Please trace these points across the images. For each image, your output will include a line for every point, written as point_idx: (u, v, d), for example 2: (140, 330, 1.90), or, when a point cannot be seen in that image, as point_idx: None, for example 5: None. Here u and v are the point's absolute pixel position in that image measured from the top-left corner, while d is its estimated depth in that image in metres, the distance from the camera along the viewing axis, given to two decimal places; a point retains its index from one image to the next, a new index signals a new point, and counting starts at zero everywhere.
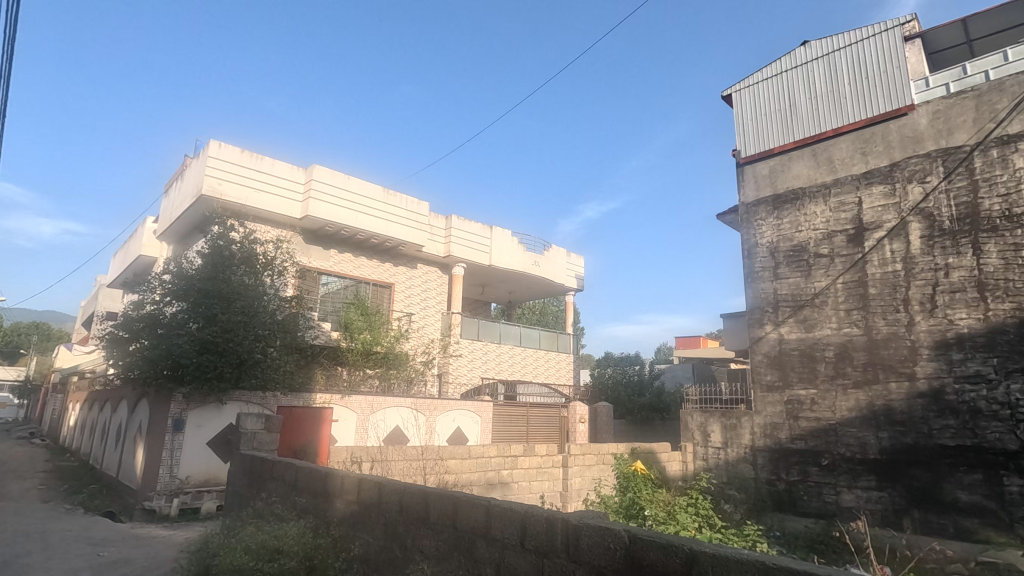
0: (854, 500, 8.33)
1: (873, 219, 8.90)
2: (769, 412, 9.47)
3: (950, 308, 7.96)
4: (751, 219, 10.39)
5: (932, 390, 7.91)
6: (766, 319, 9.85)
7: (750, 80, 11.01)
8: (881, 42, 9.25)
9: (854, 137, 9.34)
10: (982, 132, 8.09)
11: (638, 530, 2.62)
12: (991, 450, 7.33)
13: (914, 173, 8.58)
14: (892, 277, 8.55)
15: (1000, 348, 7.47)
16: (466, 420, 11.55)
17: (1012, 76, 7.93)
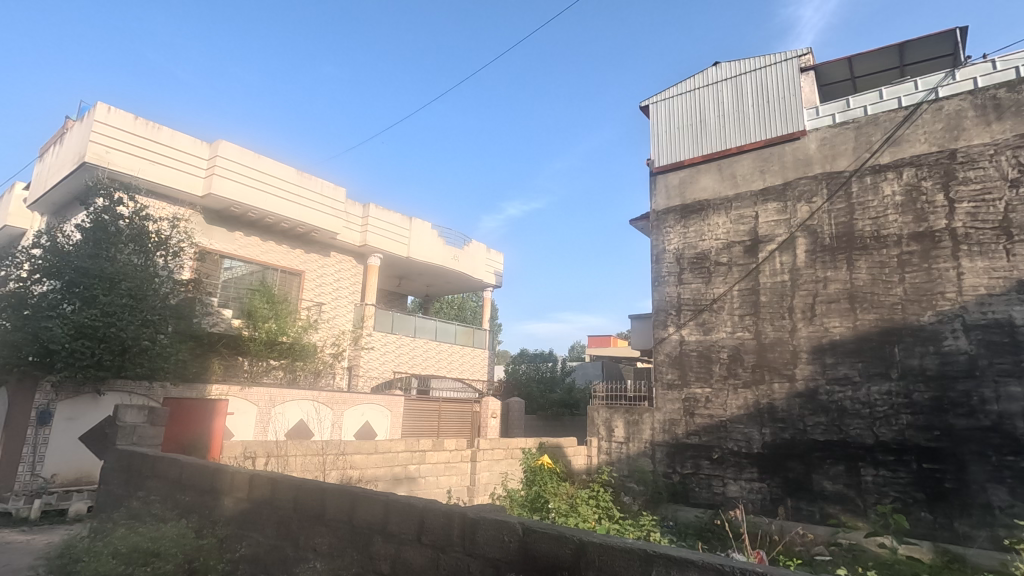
0: (738, 491, 9.03)
1: (767, 233, 9.67)
2: (668, 409, 10.06)
3: (826, 317, 8.82)
4: (661, 227, 10.98)
5: (808, 390, 8.74)
6: (670, 321, 10.45)
7: (666, 93, 11.59)
8: (781, 70, 10.07)
9: (755, 156, 10.10)
10: (859, 161, 9.02)
11: (532, 523, 2.69)
12: (853, 445, 8.21)
13: (803, 193, 9.42)
14: (780, 287, 9.35)
15: (865, 354, 8.39)
16: (375, 414, 11.29)
17: (886, 113, 8.91)
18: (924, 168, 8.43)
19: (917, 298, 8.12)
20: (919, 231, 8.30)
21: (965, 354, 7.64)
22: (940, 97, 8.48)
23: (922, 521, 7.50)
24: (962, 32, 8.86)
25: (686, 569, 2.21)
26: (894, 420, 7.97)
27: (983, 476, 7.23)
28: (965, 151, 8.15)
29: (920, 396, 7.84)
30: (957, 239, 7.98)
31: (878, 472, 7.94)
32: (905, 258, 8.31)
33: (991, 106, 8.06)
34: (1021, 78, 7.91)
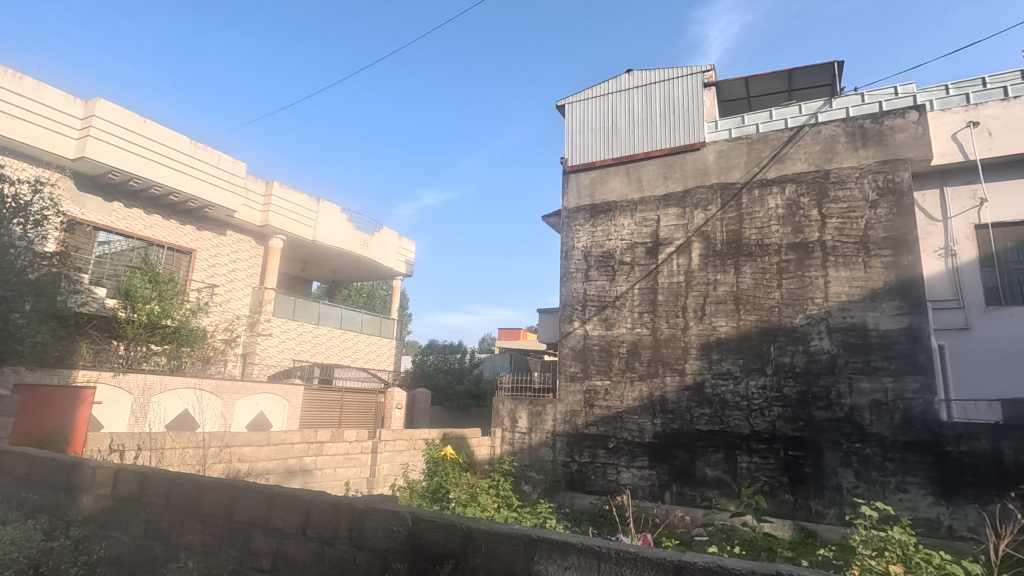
0: (630, 478, 9.56)
1: (667, 236, 10.27)
2: (570, 400, 10.43)
3: (714, 317, 9.54)
4: (571, 224, 11.31)
5: (695, 383, 9.42)
6: (575, 316, 10.81)
7: (582, 95, 11.94)
8: (687, 84, 10.70)
9: (659, 162, 10.67)
10: (750, 174, 9.80)
11: (422, 512, 2.69)
12: (731, 434, 8.95)
13: (700, 201, 10.09)
14: (676, 287, 9.97)
15: (745, 351, 9.17)
16: (271, 405, 10.72)
17: (774, 132, 9.76)
18: (803, 185, 9.32)
19: (791, 302, 9.00)
20: (796, 241, 9.18)
21: (827, 353, 8.59)
22: (819, 122, 9.42)
23: (785, 502, 8.35)
24: (840, 65, 9.90)
25: (566, 551, 2.33)
26: (766, 411, 8.80)
27: (836, 462, 8.18)
28: (837, 172, 9.12)
29: (789, 390, 8.71)
30: (826, 250, 8.93)
31: (751, 458, 8.73)
32: (783, 265, 9.17)
33: (859, 134, 9.08)
34: (883, 112, 8.98)
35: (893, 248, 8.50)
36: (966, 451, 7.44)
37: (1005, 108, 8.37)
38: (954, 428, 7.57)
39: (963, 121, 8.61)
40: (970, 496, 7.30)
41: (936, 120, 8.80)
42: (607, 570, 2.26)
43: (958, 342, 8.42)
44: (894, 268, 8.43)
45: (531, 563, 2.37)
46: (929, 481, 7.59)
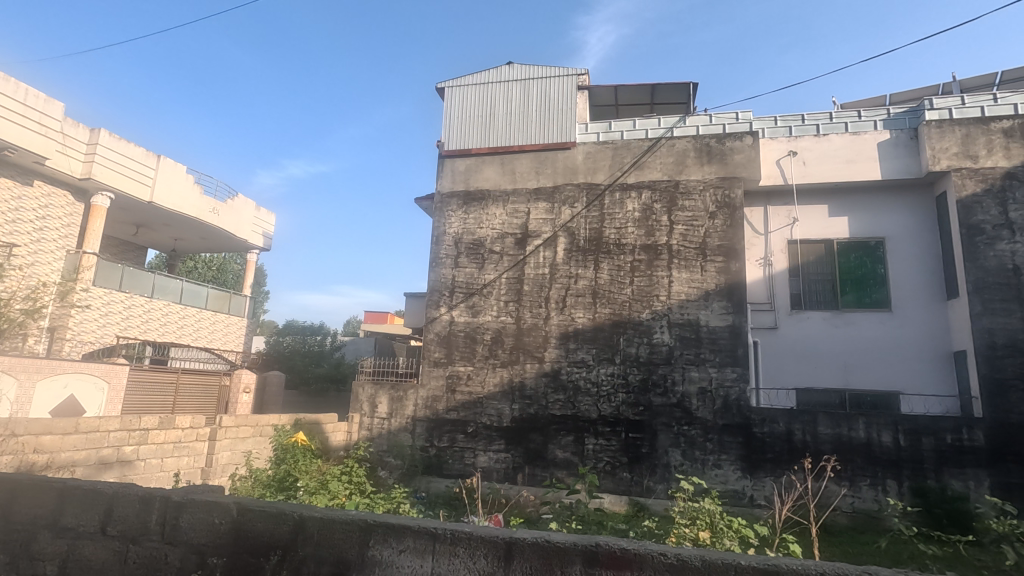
0: (487, 461, 9.82)
1: (535, 229, 10.64)
2: (432, 385, 10.42)
3: (573, 309, 10.10)
4: (443, 209, 11.23)
5: (552, 370, 9.92)
6: (442, 302, 10.78)
7: (462, 80, 11.85)
8: (562, 84, 11.12)
9: (532, 157, 10.98)
10: (613, 177, 10.48)
11: (250, 501, 2.50)
12: (581, 418, 9.58)
13: (567, 198, 10.59)
14: (540, 278, 10.39)
15: (598, 341, 9.85)
16: (85, 388, 9.28)
17: (636, 140, 10.53)
18: (657, 192, 10.20)
19: (640, 298, 9.83)
20: (648, 243, 10.03)
21: (666, 345, 9.53)
22: (674, 137, 10.34)
23: (623, 480, 9.15)
24: (694, 87, 10.95)
25: (401, 535, 2.31)
26: (612, 397, 9.54)
27: (667, 442, 9.13)
28: (685, 183, 10.10)
29: (633, 378, 9.53)
30: (672, 253, 9.88)
31: (597, 440, 9.43)
32: (636, 264, 9.98)
33: (705, 151, 10.13)
34: (726, 134, 10.11)
35: (725, 255, 9.64)
36: (767, 432, 8.72)
37: (816, 143, 9.87)
38: (760, 413, 8.82)
39: (785, 149, 10.00)
40: (768, 470, 8.59)
41: (765, 147, 10.11)
42: (441, 551, 2.28)
43: (768, 339, 9.83)
44: (724, 272, 9.58)
45: (365, 548, 2.32)
46: (739, 458, 8.78)
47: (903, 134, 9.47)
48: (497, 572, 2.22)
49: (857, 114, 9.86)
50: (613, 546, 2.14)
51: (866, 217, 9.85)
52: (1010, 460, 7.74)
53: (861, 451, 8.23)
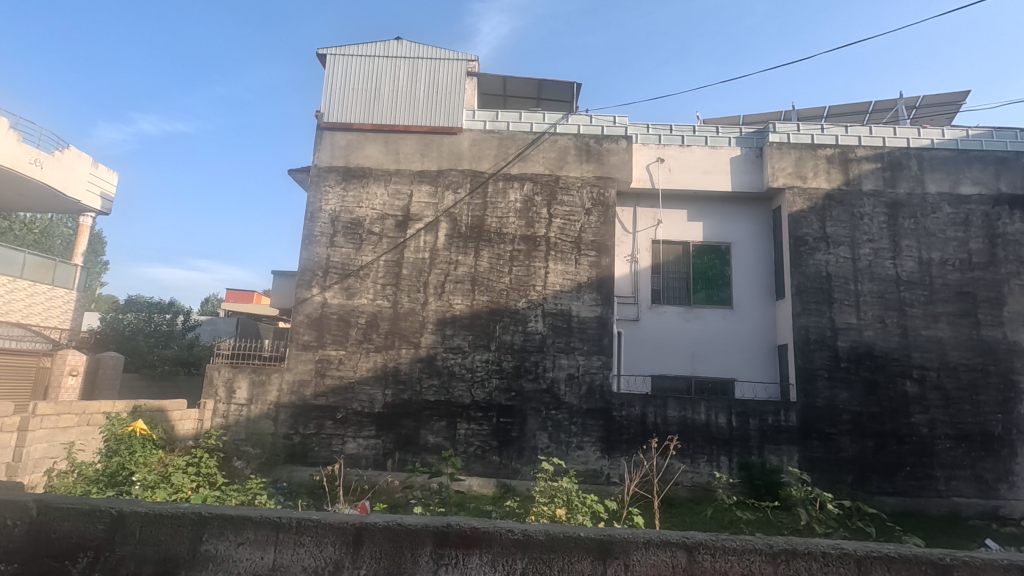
0: (355, 448, 9.54)
1: (417, 212, 10.45)
2: (299, 370, 9.85)
3: (452, 295, 10.10)
4: (319, 183, 10.59)
5: (428, 356, 9.86)
6: (314, 282, 10.21)
7: (346, 49, 11.20)
8: (452, 68, 10.98)
9: (418, 138, 10.74)
10: (497, 167, 10.59)
11: (54, 498, 2.32)
12: (455, 403, 9.66)
13: (452, 183, 10.53)
14: (420, 263, 10.24)
15: (475, 328, 9.96)
16: None
17: (521, 133, 10.72)
18: (538, 185, 10.50)
19: (517, 287, 10.10)
20: (528, 234, 10.31)
21: (540, 334, 9.90)
22: (557, 133, 10.69)
23: (492, 463, 9.40)
24: (578, 88, 11.41)
25: (241, 527, 2.24)
26: (486, 383, 9.72)
27: (536, 426, 9.53)
28: (565, 179, 10.51)
29: (507, 364, 9.79)
30: (549, 245, 10.26)
31: (469, 425, 9.57)
32: (515, 254, 10.22)
33: (585, 150, 10.62)
34: (604, 136, 10.66)
35: (597, 250, 10.23)
36: (625, 415, 9.45)
37: (681, 153, 10.79)
38: (619, 398, 9.53)
39: (654, 156, 10.80)
40: (623, 450, 9.33)
41: (637, 151, 10.82)
42: (284, 541, 2.22)
43: (630, 330, 10.62)
44: (596, 266, 10.16)
45: (197, 544, 2.24)
46: (599, 440, 9.41)
47: (751, 152, 10.68)
48: (345, 560, 2.19)
49: (716, 130, 10.91)
50: (463, 526, 2.19)
51: (718, 223, 11.00)
52: (814, 437, 9.16)
53: (701, 431, 9.25)
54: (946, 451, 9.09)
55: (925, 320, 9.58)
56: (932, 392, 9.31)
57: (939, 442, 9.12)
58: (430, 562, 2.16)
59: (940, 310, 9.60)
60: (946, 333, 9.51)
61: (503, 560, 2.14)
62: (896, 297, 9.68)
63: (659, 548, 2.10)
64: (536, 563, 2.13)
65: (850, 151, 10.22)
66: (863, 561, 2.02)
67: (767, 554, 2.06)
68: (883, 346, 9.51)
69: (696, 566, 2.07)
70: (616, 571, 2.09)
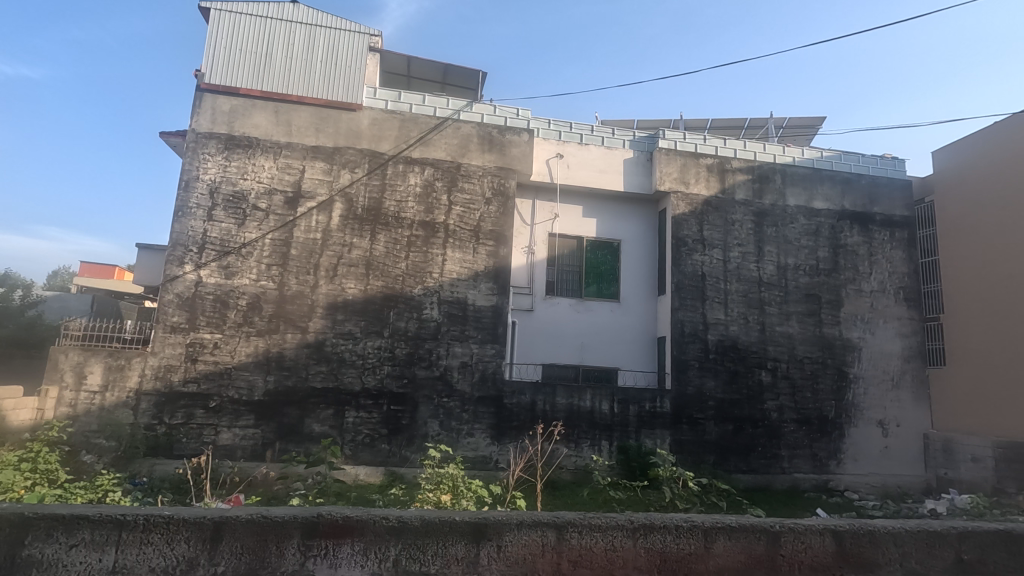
0: (230, 438, 8.89)
1: (309, 189, 9.88)
2: (167, 354, 8.96)
3: (344, 278, 9.70)
4: (197, 150, 9.64)
5: (316, 341, 9.41)
6: (188, 259, 9.31)
7: (234, 5, 10.24)
8: (353, 41, 10.46)
9: (313, 111, 10.12)
10: (398, 149, 10.29)
11: None
12: (343, 390, 9.32)
13: (348, 162, 10.07)
14: (310, 243, 9.71)
15: (368, 313, 9.65)
16: None
17: (424, 116, 10.49)
18: (439, 171, 10.36)
19: (413, 274, 9.93)
20: (426, 220, 10.16)
21: (434, 321, 9.83)
22: (460, 120, 10.59)
23: (381, 451, 9.22)
24: (483, 76, 11.42)
25: (74, 527, 2.02)
26: (377, 370, 9.48)
27: (427, 414, 9.47)
28: (466, 167, 10.47)
29: (400, 351, 9.61)
30: (447, 233, 10.18)
31: (357, 413, 9.29)
32: (413, 239, 10.03)
33: (487, 140, 10.63)
34: (507, 127, 10.75)
35: (495, 240, 10.33)
36: (515, 402, 9.69)
37: (579, 150, 11.18)
38: (511, 385, 9.74)
39: (554, 151, 11.08)
40: (512, 436, 9.57)
41: (538, 145, 11.01)
42: (128, 541, 2.03)
43: (524, 320, 10.88)
44: (493, 256, 10.27)
45: (17, 548, 1.99)
46: (489, 426, 9.57)
47: (642, 155, 11.33)
48: (200, 557, 2.04)
49: (612, 131, 11.43)
50: (334, 515, 2.12)
51: (610, 220, 11.56)
52: (684, 421, 10.00)
53: (586, 417, 9.74)
54: (790, 433, 10.34)
55: (780, 318, 10.81)
56: (783, 381, 10.54)
57: (785, 425, 10.36)
58: (297, 554, 2.07)
59: (792, 310, 10.87)
60: (796, 330, 10.80)
61: (376, 548, 2.11)
62: (758, 296, 10.80)
63: (530, 528, 2.18)
64: (410, 548, 2.12)
65: (727, 162, 11.18)
66: (709, 531, 2.23)
67: (627, 529, 2.20)
68: (745, 340, 10.59)
69: (564, 544, 2.17)
70: (490, 552, 2.14)
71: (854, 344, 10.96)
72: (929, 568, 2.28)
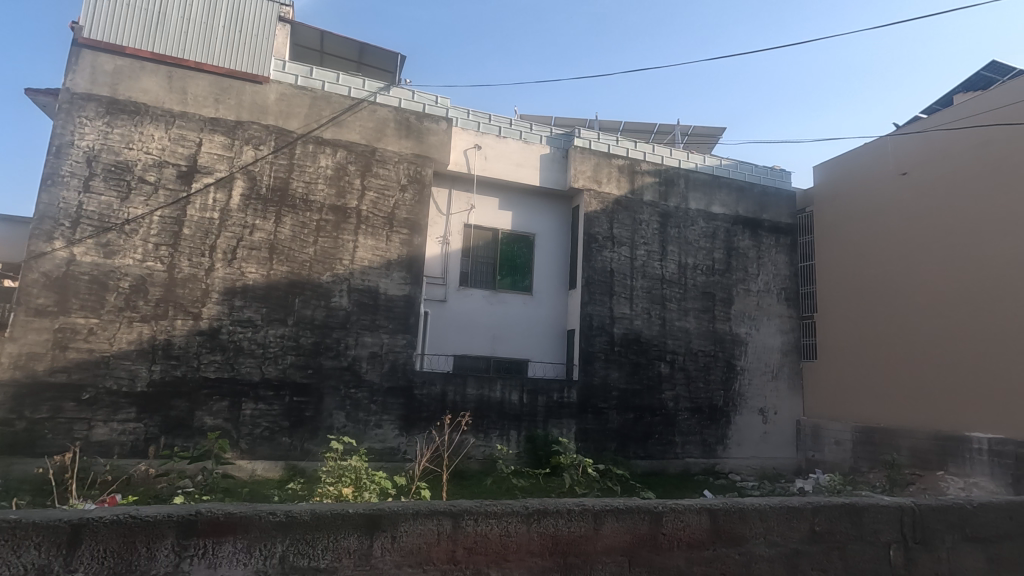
0: (107, 434, 8.09)
1: (207, 164, 9.14)
2: (30, 340, 7.96)
3: (244, 262, 9.10)
4: (73, 112, 8.60)
5: (210, 329, 8.77)
6: (58, 234, 8.29)
7: None
8: (260, 8, 9.77)
9: (212, 80, 9.35)
10: (307, 128, 9.77)
11: None
12: (240, 381, 8.77)
13: (251, 138, 9.43)
14: (206, 223, 9.00)
15: (270, 300, 9.13)
16: None
17: (337, 95, 10.02)
18: (352, 154, 9.97)
19: (322, 260, 9.51)
20: (337, 204, 9.75)
21: (343, 310, 9.49)
22: (376, 103, 10.24)
23: (281, 445, 8.79)
24: (401, 60, 11.15)
25: None
26: (279, 359, 9.01)
27: (333, 405, 9.15)
28: (381, 151, 10.16)
29: (304, 340, 9.18)
30: (360, 219, 9.85)
31: (256, 405, 8.78)
32: (322, 224, 9.59)
33: (404, 125, 10.38)
34: (424, 114, 10.55)
35: (409, 229, 10.14)
36: (425, 393, 9.61)
37: (497, 143, 11.22)
38: (421, 376, 9.64)
39: (472, 142, 11.02)
40: (421, 427, 9.49)
41: (456, 135, 10.90)
42: None
43: (438, 311, 10.79)
44: (407, 245, 10.08)
45: None
46: (398, 417, 9.43)
47: (558, 152, 11.57)
48: (54, 563, 1.84)
49: (530, 127, 11.58)
50: (215, 512, 1.99)
51: (526, 214, 11.73)
52: (589, 411, 10.42)
53: (496, 408, 9.87)
54: (684, 421, 11.10)
55: (679, 313, 11.53)
56: (679, 372, 11.27)
57: (680, 413, 11.10)
58: (170, 555, 1.93)
59: (690, 306, 11.63)
60: (692, 325, 11.58)
61: (261, 545, 2.01)
62: (660, 293, 11.45)
63: (426, 518, 2.17)
64: (298, 543, 2.04)
65: (637, 164, 11.70)
66: (599, 514, 2.35)
67: (522, 514, 2.26)
68: (647, 334, 11.19)
69: (459, 532, 2.19)
70: (384, 544, 2.11)
71: (742, 339, 11.94)
72: (788, 538, 2.55)
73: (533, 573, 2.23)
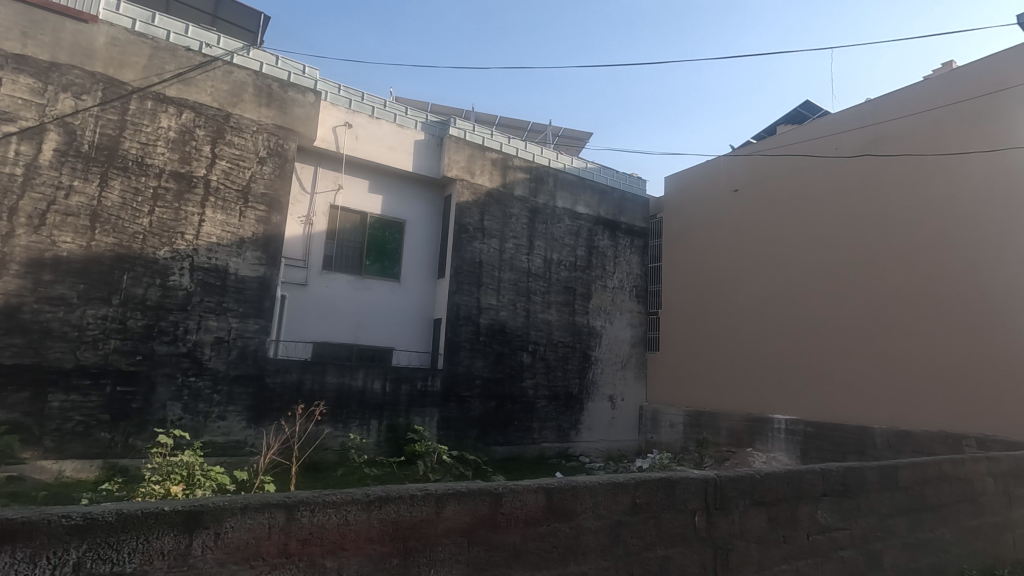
0: None
1: (7, 110, 7.62)
2: None
3: (57, 230, 7.76)
4: None
5: (7, 306, 7.37)
6: None
7: None
8: None
9: (19, 10, 7.78)
10: (145, 81, 8.58)
11: None
12: (46, 368, 7.50)
13: (71, 85, 8.04)
14: (4, 180, 7.51)
15: (89, 276, 7.91)
16: None
17: (185, 49, 8.91)
18: (201, 117, 8.96)
19: (159, 232, 8.45)
20: (180, 171, 8.71)
21: (183, 290, 8.52)
22: (232, 63, 9.29)
23: (98, 441, 7.69)
24: (264, 19, 10.51)
25: None
26: (101, 344, 7.86)
27: (166, 396, 8.19)
28: (237, 118, 9.26)
29: (133, 323, 8.10)
30: (208, 189, 8.90)
31: (67, 397, 7.58)
32: (160, 192, 8.51)
33: (265, 92, 9.55)
34: (289, 83, 9.81)
35: (267, 205, 9.40)
36: (278, 381, 9.01)
37: (369, 123, 10.79)
38: (275, 363, 9.02)
39: (341, 119, 10.48)
40: (272, 418, 8.90)
41: (325, 110, 10.29)
42: None
43: (296, 295, 10.14)
44: (263, 223, 9.33)
45: None
46: (245, 408, 8.73)
47: (432, 139, 11.46)
48: None
49: (405, 110, 11.31)
50: None
51: (397, 200, 11.46)
52: (452, 399, 10.53)
53: (356, 397, 9.57)
54: (542, 408, 11.68)
55: (542, 306, 12.08)
56: (539, 362, 11.82)
57: (538, 401, 11.65)
58: None
59: (552, 299, 12.23)
60: (554, 317, 12.19)
61: (49, 553, 1.76)
62: (525, 286, 11.89)
63: (256, 512, 2.05)
64: (98, 548, 1.82)
65: (510, 159, 11.98)
66: (441, 498, 2.40)
67: (362, 502, 2.24)
68: (512, 325, 11.58)
69: (293, 524, 2.10)
70: (204, 542, 1.96)
71: (597, 331, 12.83)
72: (612, 511, 2.82)
73: (371, 560, 2.22)
